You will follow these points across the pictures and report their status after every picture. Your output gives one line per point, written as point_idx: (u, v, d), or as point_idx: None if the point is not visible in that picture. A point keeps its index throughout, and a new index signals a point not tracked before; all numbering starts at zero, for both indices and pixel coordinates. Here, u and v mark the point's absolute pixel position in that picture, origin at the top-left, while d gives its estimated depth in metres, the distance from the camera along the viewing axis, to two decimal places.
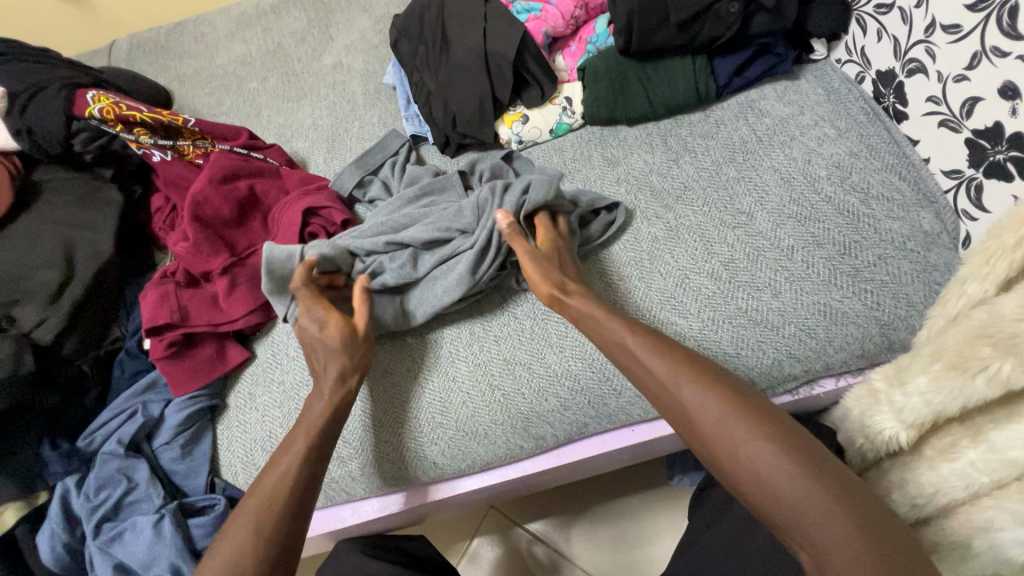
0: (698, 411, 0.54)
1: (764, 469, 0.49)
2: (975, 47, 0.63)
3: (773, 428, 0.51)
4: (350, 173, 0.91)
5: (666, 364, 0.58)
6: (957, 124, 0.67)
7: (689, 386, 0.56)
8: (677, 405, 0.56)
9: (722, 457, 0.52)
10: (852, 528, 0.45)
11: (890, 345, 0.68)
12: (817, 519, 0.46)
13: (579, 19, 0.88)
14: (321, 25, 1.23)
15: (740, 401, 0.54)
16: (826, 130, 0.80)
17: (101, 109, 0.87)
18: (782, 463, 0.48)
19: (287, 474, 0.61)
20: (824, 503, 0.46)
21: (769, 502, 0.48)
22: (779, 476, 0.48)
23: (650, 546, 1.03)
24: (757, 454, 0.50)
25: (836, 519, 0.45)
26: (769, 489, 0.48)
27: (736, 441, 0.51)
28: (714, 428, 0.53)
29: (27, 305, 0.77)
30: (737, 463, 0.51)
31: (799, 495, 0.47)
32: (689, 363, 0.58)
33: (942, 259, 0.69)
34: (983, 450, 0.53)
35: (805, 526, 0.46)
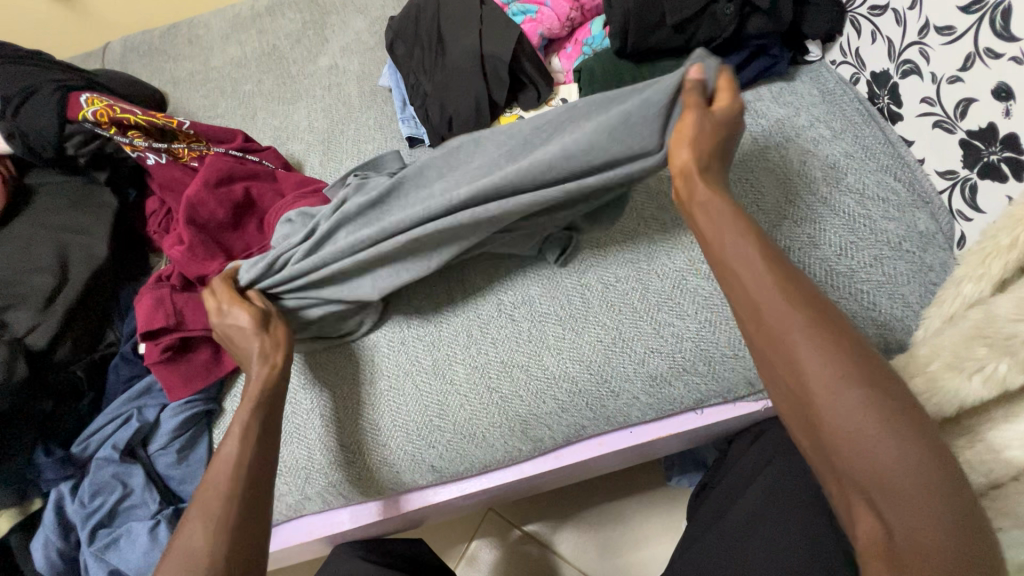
0: (807, 357, 0.46)
1: (866, 436, 0.43)
2: (969, 48, 0.63)
3: (885, 391, 0.45)
4: (341, 182, 0.89)
5: (781, 297, 0.49)
6: (951, 126, 0.68)
7: (803, 327, 0.48)
8: (786, 344, 0.48)
9: (821, 406, 0.45)
10: (941, 510, 0.41)
11: (887, 346, 0.69)
12: (909, 497, 0.42)
13: (574, 21, 0.88)
14: (317, 27, 1.23)
15: (856, 358, 0.46)
16: (822, 131, 0.80)
17: (94, 112, 0.86)
18: (879, 435, 0.43)
19: (234, 468, 0.59)
20: (922, 483, 0.42)
21: (853, 470, 0.44)
22: (893, 468, 0.42)
23: (649, 547, 1.03)
24: (859, 417, 0.44)
25: (931, 504, 0.41)
26: (862, 456, 0.43)
27: (842, 398, 0.44)
28: (821, 379, 0.45)
29: (20, 310, 0.76)
30: (848, 440, 0.44)
31: (901, 468, 0.42)
32: (812, 303, 0.49)
33: (937, 259, 0.69)
34: (980, 450, 0.53)
35: (891, 501, 0.42)
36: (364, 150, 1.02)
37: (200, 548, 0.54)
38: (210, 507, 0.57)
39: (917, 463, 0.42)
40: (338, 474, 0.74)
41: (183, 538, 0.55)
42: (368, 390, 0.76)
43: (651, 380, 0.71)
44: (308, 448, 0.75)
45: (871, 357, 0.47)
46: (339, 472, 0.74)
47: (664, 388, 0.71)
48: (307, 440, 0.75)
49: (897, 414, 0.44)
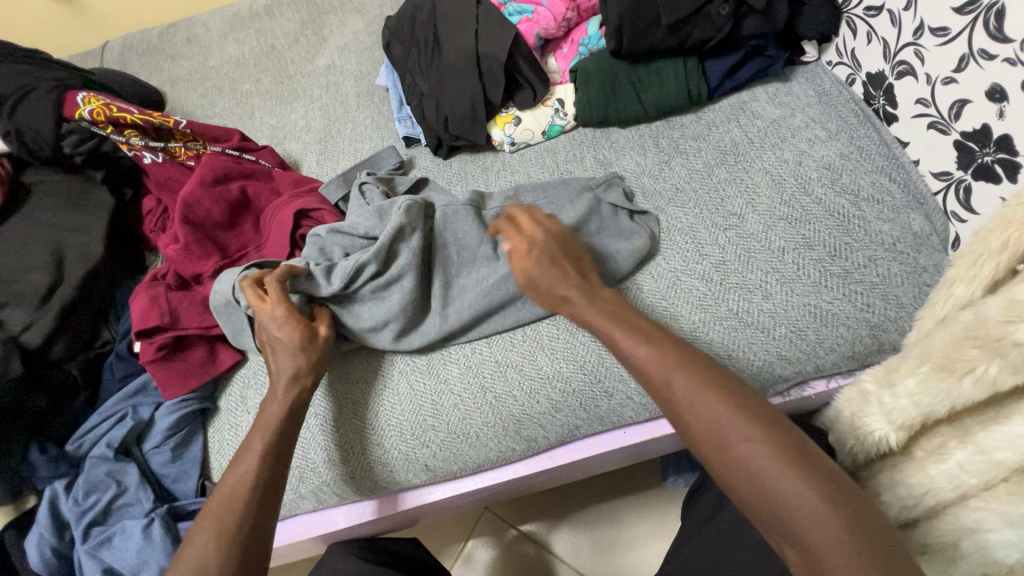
0: (691, 409, 0.53)
1: (751, 464, 0.48)
2: (963, 49, 0.63)
3: (766, 425, 0.50)
4: (336, 185, 0.90)
5: (660, 361, 0.57)
6: (946, 126, 0.68)
7: (681, 382, 0.55)
8: (671, 404, 0.55)
9: (712, 453, 0.51)
10: (839, 527, 0.44)
11: (881, 347, 0.68)
12: (802, 520, 0.45)
13: (570, 21, 0.88)
14: (314, 26, 1.23)
15: (736, 400, 0.52)
16: (817, 132, 0.80)
17: (91, 110, 0.87)
18: (771, 462, 0.48)
19: (244, 488, 0.60)
20: (810, 503, 0.46)
21: (759, 506, 0.48)
22: (786, 494, 0.46)
23: (644, 547, 1.03)
24: (749, 454, 0.49)
25: (826, 521, 0.45)
26: (759, 489, 0.48)
27: (729, 438, 0.50)
28: (704, 426, 0.52)
29: (15, 308, 0.76)
30: (740, 476, 0.49)
31: (793, 497, 0.46)
32: (686, 360, 0.56)
33: (932, 260, 0.69)
34: (971, 451, 0.53)
35: (795, 529, 0.46)
36: (360, 149, 1.02)
37: (204, 566, 0.55)
38: (219, 525, 0.57)
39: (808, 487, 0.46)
40: (336, 474, 0.74)
41: (189, 553, 0.56)
42: (368, 391, 0.76)
43: None
44: (304, 447, 0.75)
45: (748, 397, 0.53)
46: (336, 471, 0.74)
47: None
48: (303, 439, 0.75)
49: (784, 441, 0.49)
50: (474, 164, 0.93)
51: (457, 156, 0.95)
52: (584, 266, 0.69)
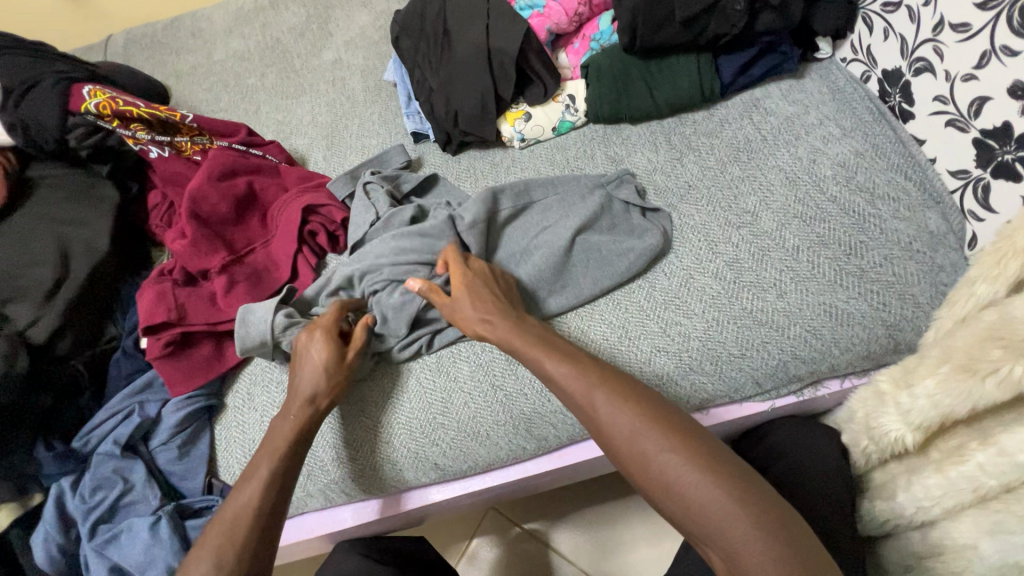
0: (608, 425, 0.54)
1: (672, 475, 0.49)
2: (985, 45, 0.62)
3: (680, 434, 0.51)
4: (342, 182, 0.88)
5: (576, 381, 0.57)
6: (965, 124, 0.67)
7: (602, 400, 0.55)
8: (592, 423, 0.55)
9: (633, 467, 0.52)
10: (756, 529, 0.45)
11: (897, 347, 0.68)
12: (722, 525, 0.46)
13: (582, 16, 0.87)
14: (320, 21, 1.22)
15: (652, 412, 0.53)
16: (831, 129, 0.79)
17: (96, 104, 0.85)
18: (689, 470, 0.48)
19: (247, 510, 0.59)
20: (727, 508, 0.46)
21: (683, 516, 0.48)
22: (706, 501, 0.47)
23: (650, 547, 1.02)
24: (666, 465, 0.49)
25: (746, 526, 0.45)
26: (678, 499, 0.48)
27: (645, 451, 0.51)
28: (622, 440, 0.52)
29: (20, 303, 0.75)
30: (665, 490, 0.49)
31: (710, 503, 0.47)
32: (603, 379, 0.57)
33: (948, 259, 0.68)
34: (992, 453, 0.52)
35: (716, 535, 0.46)
36: (368, 145, 1.01)
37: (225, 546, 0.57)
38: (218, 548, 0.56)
39: (726, 492, 0.47)
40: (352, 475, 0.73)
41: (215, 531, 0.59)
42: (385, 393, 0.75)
43: (657, 380, 0.69)
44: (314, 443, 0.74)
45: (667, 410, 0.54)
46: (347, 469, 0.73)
47: (671, 389, 0.69)
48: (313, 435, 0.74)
49: (698, 450, 0.50)
50: (483, 161, 0.92)
51: (466, 153, 0.94)
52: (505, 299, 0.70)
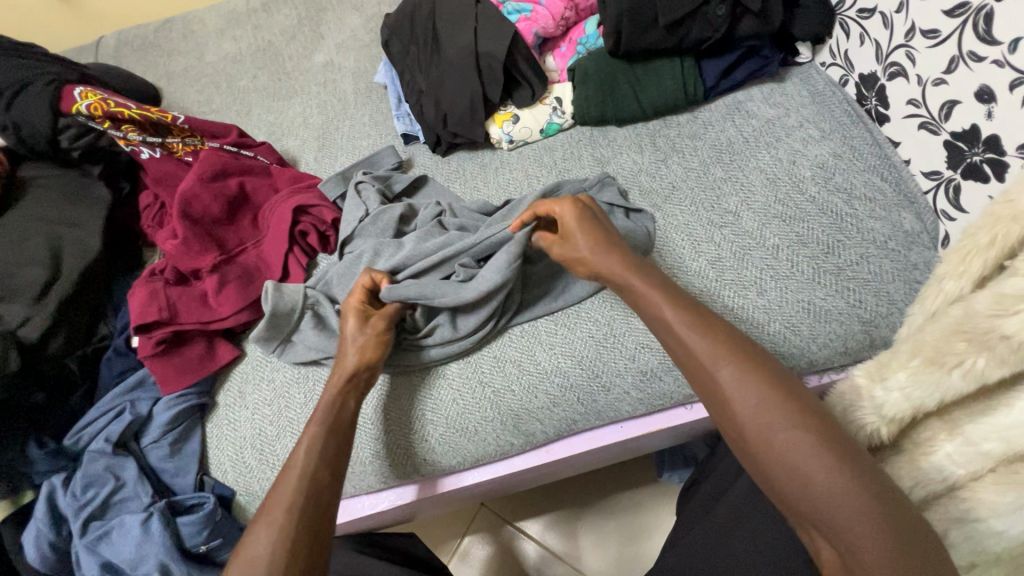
0: (737, 401, 0.49)
1: (802, 462, 0.45)
2: (953, 51, 0.64)
3: (809, 417, 0.47)
4: (334, 183, 0.89)
5: (702, 348, 0.53)
6: (936, 127, 0.69)
7: (730, 374, 0.50)
8: (716, 397, 0.51)
9: (755, 447, 0.48)
10: (880, 527, 0.42)
11: (872, 343, 0.70)
12: (850, 522, 0.42)
13: (569, 20, 0.89)
14: (312, 23, 1.23)
15: (786, 392, 0.49)
16: (811, 132, 0.82)
17: (87, 105, 0.86)
18: (815, 455, 0.45)
19: (302, 478, 0.56)
20: (857, 503, 0.43)
21: (809, 510, 0.44)
22: (824, 488, 0.44)
23: (639, 543, 1.04)
24: (795, 448, 0.46)
25: (874, 522, 0.42)
26: (802, 484, 0.45)
27: (774, 430, 0.47)
28: (751, 413, 0.48)
29: (12, 302, 0.76)
30: (787, 473, 0.45)
31: (833, 493, 0.43)
32: (737, 348, 0.52)
33: (922, 257, 0.71)
34: (959, 443, 0.54)
35: (839, 530, 0.43)
36: (359, 146, 1.02)
37: (262, 553, 0.50)
38: (275, 514, 0.52)
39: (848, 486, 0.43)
40: (385, 446, 0.73)
41: (252, 534, 0.52)
42: (409, 366, 0.75)
43: (641, 375, 0.71)
44: None
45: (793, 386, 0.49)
46: (392, 446, 0.73)
47: (653, 383, 0.71)
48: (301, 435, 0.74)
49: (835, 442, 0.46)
50: (472, 162, 0.93)
51: (455, 154, 0.96)
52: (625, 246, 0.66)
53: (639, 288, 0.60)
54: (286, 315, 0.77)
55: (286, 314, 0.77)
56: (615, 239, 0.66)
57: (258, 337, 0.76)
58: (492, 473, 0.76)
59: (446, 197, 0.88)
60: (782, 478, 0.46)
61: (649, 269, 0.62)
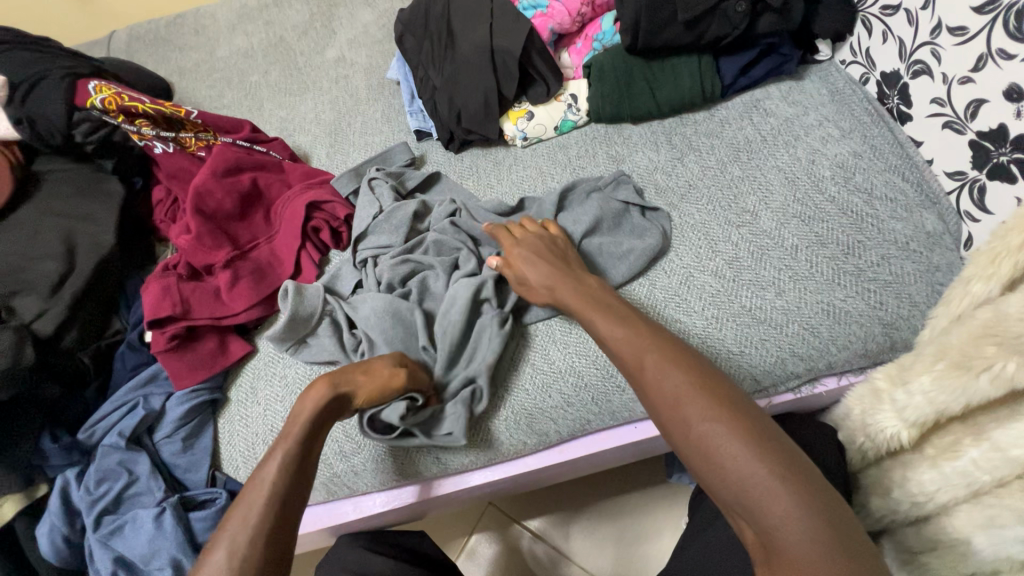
0: (657, 387, 0.50)
1: (714, 439, 0.45)
2: (981, 49, 0.63)
3: (724, 398, 0.47)
4: (348, 179, 0.90)
5: (634, 343, 0.55)
6: (961, 126, 0.68)
7: (651, 364, 0.52)
8: (642, 387, 0.52)
9: (675, 431, 0.48)
10: (791, 502, 0.41)
11: (893, 345, 0.69)
12: (762, 500, 0.41)
13: (585, 16, 0.88)
14: (324, 19, 1.22)
15: (703, 378, 0.49)
16: (830, 131, 0.80)
17: (103, 99, 0.87)
18: (728, 433, 0.44)
19: (270, 503, 0.54)
20: (770, 481, 0.42)
21: (727, 489, 0.43)
22: (736, 465, 0.43)
23: (647, 544, 1.03)
24: (708, 428, 0.45)
25: (785, 499, 0.41)
26: (715, 462, 0.44)
27: (689, 412, 0.47)
28: (669, 397, 0.49)
29: (27, 295, 0.76)
30: (701, 454, 0.45)
31: (747, 469, 0.43)
32: (661, 341, 0.54)
33: (944, 259, 0.69)
34: (986, 448, 0.53)
35: (754, 508, 0.42)
36: (371, 142, 1.01)
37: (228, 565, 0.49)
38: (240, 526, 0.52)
39: (755, 457, 0.43)
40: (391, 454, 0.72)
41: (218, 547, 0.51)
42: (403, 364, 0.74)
43: None
44: None
45: (714, 374, 0.50)
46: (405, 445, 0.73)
47: None
48: None
49: (750, 422, 0.45)
50: (485, 159, 0.93)
51: (468, 151, 0.95)
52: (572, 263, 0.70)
53: (580, 309, 0.63)
54: (304, 320, 0.76)
55: (305, 320, 0.76)
56: (559, 263, 0.69)
57: (274, 338, 0.75)
58: (503, 472, 0.76)
59: (459, 194, 0.87)
60: (698, 459, 0.45)
61: (591, 287, 0.65)
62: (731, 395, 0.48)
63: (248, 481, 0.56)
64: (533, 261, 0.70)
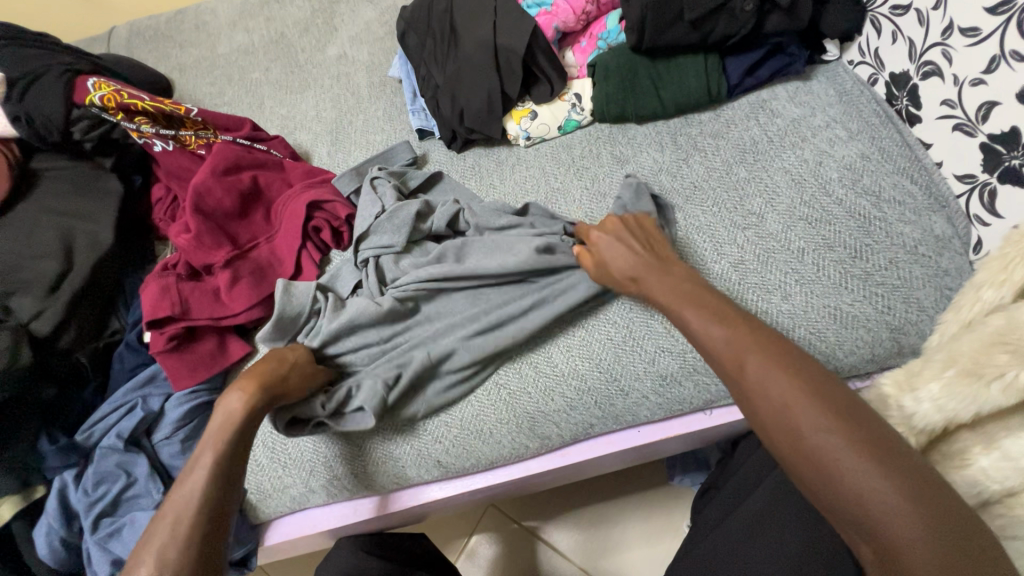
0: (760, 391, 0.49)
1: (830, 451, 0.43)
2: (994, 50, 0.62)
3: (840, 407, 0.45)
4: (349, 178, 0.89)
5: (731, 341, 0.53)
6: (972, 129, 0.67)
7: (755, 365, 0.50)
8: (742, 388, 0.51)
9: (782, 437, 0.46)
10: (919, 524, 0.39)
11: (900, 351, 0.68)
12: (884, 519, 0.40)
13: (590, 14, 0.87)
14: (326, 15, 1.21)
15: (817, 385, 0.47)
16: (838, 132, 0.79)
17: (101, 97, 0.86)
18: (844, 445, 0.43)
19: (193, 514, 0.54)
20: (893, 500, 0.40)
21: (840, 502, 0.42)
22: (852, 478, 0.42)
23: (649, 547, 1.03)
24: (821, 438, 0.44)
25: (911, 521, 0.39)
26: (828, 473, 0.43)
27: (800, 421, 0.45)
28: (775, 402, 0.47)
29: (25, 295, 0.75)
30: (811, 463, 0.44)
31: (866, 485, 0.41)
32: (766, 341, 0.52)
33: (953, 263, 0.69)
34: (996, 457, 0.52)
35: (874, 527, 0.40)
36: (373, 141, 1.00)
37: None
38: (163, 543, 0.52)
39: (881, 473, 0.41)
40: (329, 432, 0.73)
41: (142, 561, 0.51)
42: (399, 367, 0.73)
43: (660, 380, 0.70)
44: (315, 441, 0.74)
45: (830, 382, 0.48)
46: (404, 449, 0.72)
47: (673, 389, 0.70)
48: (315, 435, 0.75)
49: (868, 434, 0.43)
50: (488, 158, 0.92)
51: (471, 150, 0.94)
52: (657, 253, 0.67)
53: (669, 302, 0.60)
54: (292, 319, 0.75)
55: (293, 318, 0.75)
56: (652, 255, 0.66)
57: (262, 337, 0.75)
58: (505, 476, 0.75)
59: (462, 194, 0.86)
60: (807, 469, 0.44)
61: (675, 278, 0.62)
62: (846, 405, 0.46)
63: (166, 499, 0.56)
64: (621, 252, 0.67)
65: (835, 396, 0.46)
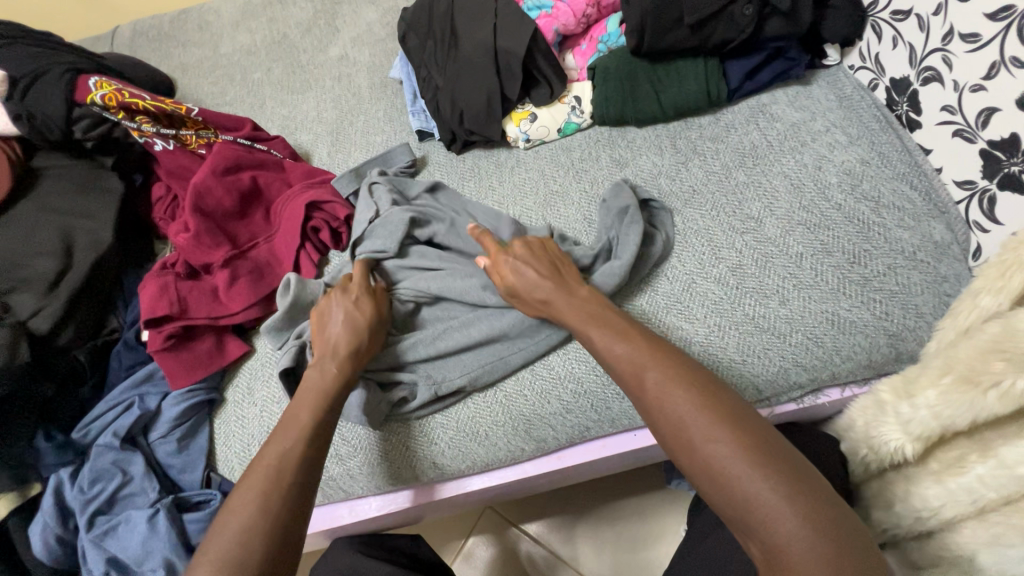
0: (660, 403, 0.51)
1: (717, 457, 0.46)
2: (994, 57, 0.62)
3: (728, 413, 0.48)
4: (348, 178, 0.89)
5: (632, 356, 0.55)
6: (972, 135, 0.67)
7: (654, 379, 0.52)
8: (643, 401, 0.53)
9: (680, 447, 0.48)
10: (797, 518, 0.42)
11: (898, 357, 0.68)
12: (766, 516, 0.43)
13: (590, 18, 0.87)
14: (328, 16, 1.21)
15: (709, 393, 0.50)
16: (838, 137, 0.79)
17: (103, 96, 0.86)
18: (732, 450, 0.46)
19: (277, 490, 0.54)
20: (774, 497, 0.43)
21: (731, 505, 0.45)
22: (738, 479, 0.44)
23: (646, 551, 1.02)
24: (710, 444, 0.47)
25: (788, 514, 0.42)
26: (718, 479, 0.45)
27: (692, 429, 0.48)
28: (671, 412, 0.50)
29: (24, 292, 0.75)
30: (703, 469, 0.46)
31: (751, 485, 0.44)
32: (660, 354, 0.55)
33: (952, 269, 0.68)
34: (993, 465, 0.51)
35: (759, 525, 0.43)
36: (373, 142, 1.01)
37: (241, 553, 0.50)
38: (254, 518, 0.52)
39: (767, 476, 0.44)
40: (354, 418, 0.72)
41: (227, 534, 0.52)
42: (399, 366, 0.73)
43: None
44: None
45: (720, 390, 0.51)
46: (402, 449, 0.72)
47: None
48: None
49: (752, 437, 0.46)
50: (488, 160, 0.92)
51: (470, 152, 0.94)
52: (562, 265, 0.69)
53: (577, 322, 0.62)
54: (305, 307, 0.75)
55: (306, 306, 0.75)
56: (560, 267, 0.68)
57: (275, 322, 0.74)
58: (501, 478, 0.75)
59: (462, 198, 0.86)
60: (701, 475, 0.47)
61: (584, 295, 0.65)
62: (736, 411, 0.49)
63: (247, 473, 0.56)
64: (526, 269, 0.68)
65: (723, 402, 0.49)
